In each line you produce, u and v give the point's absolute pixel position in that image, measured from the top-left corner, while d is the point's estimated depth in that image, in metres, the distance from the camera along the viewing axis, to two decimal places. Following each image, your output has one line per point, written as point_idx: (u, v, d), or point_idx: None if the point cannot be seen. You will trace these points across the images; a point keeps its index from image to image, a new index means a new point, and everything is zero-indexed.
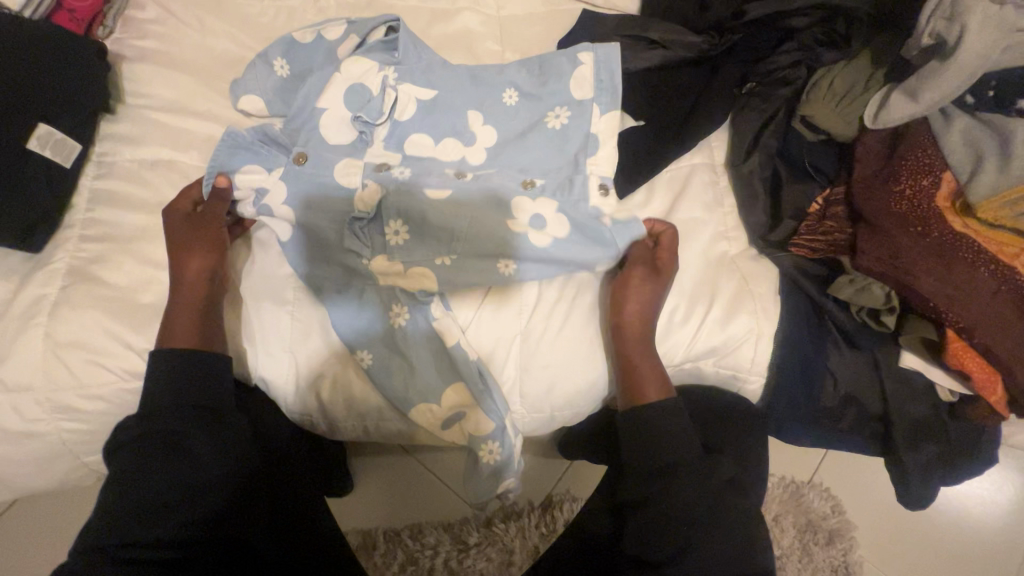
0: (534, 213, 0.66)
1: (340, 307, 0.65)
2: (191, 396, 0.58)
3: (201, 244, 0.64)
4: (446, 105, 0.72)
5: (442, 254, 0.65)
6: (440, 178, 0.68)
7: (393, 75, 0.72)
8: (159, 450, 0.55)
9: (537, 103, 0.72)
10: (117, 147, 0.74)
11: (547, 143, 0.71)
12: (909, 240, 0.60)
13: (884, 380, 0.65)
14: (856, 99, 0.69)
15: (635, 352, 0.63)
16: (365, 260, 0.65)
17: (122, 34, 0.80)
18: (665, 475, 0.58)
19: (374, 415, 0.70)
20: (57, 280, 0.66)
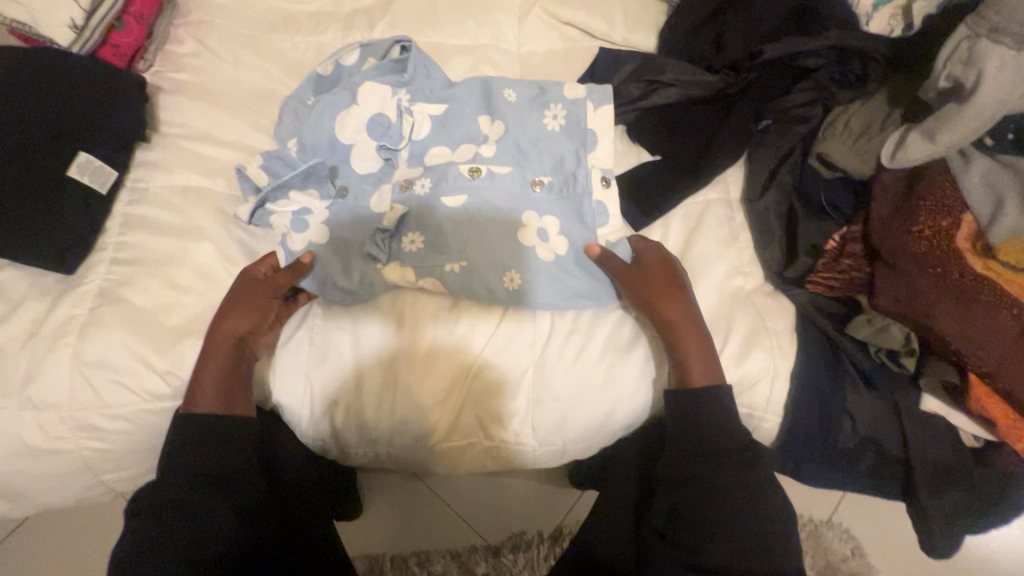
0: (539, 229, 0.69)
1: (364, 330, 0.68)
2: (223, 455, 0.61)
3: (247, 306, 0.66)
4: (458, 119, 0.75)
5: (451, 262, 0.67)
6: (457, 183, 0.69)
7: (406, 97, 0.75)
8: (198, 505, 0.57)
9: (536, 105, 0.75)
10: (150, 174, 0.77)
11: (560, 140, 0.74)
12: (927, 282, 0.59)
13: (905, 426, 0.62)
14: (874, 137, 0.70)
15: (680, 330, 0.63)
16: (379, 265, 0.69)
17: (161, 67, 0.85)
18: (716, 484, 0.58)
19: (387, 444, 0.69)
20: (87, 301, 0.69)
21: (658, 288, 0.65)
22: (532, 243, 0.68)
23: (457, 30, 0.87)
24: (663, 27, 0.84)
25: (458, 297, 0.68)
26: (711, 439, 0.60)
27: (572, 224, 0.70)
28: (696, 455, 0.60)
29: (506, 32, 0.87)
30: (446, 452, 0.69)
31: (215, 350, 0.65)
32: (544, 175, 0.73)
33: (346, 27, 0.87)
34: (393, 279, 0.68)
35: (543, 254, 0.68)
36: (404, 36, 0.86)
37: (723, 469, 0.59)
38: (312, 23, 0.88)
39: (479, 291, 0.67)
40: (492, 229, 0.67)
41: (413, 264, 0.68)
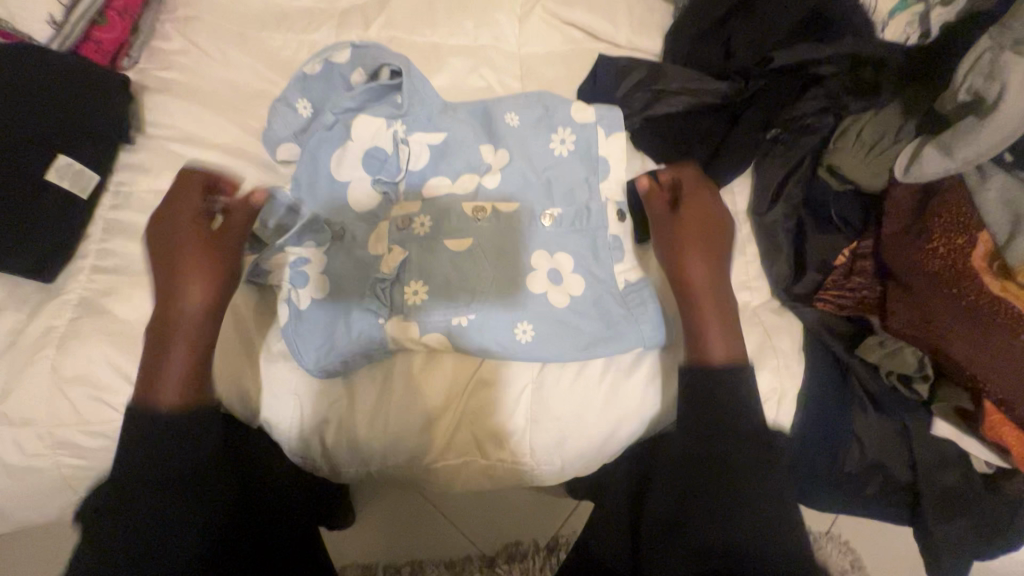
0: (552, 269, 0.68)
1: (355, 350, 0.65)
2: (183, 427, 0.56)
3: (204, 245, 0.61)
4: (458, 141, 0.73)
5: (456, 314, 0.65)
6: (459, 223, 0.68)
7: (401, 127, 0.73)
8: (171, 444, 0.55)
9: (540, 128, 0.74)
10: (134, 178, 0.74)
11: (568, 165, 0.72)
12: (942, 304, 0.58)
13: (913, 448, 0.60)
14: (887, 150, 0.68)
15: (703, 303, 0.62)
16: (381, 320, 0.65)
17: (147, 65, 0.81)
18: (713, 458, 0.56)
19: (377, 464, 0.66)
20: (67, 311, 0.66)
21: (707, 231, 0.64)
22: (541, 287, 0.67)
23: (455, 30, 0.84)
24: (669, 31, 0.81)
25: (457, 345, 0.65)
26: (711, 398, 0.58)
27: (587, 255, 0.69)
28: (697, 433, 0.57)
29: (507, 33, 0.84)
30: (440, 471, 0.67)
31: (185, 317, 0.60)
32: (554, 207, 0.71)
33: (340, 26, 0.84)
34: (395, 335, 0.65)
35: (557, 299, 0.67)
36: (401, 35, 0.83)
37: (721, 446, 0.56)
38: (305, 21, 0.84)
39: (488, 343, 0.65)
40: (492, 276, 0.66)
41: (412, 313, 0.65)
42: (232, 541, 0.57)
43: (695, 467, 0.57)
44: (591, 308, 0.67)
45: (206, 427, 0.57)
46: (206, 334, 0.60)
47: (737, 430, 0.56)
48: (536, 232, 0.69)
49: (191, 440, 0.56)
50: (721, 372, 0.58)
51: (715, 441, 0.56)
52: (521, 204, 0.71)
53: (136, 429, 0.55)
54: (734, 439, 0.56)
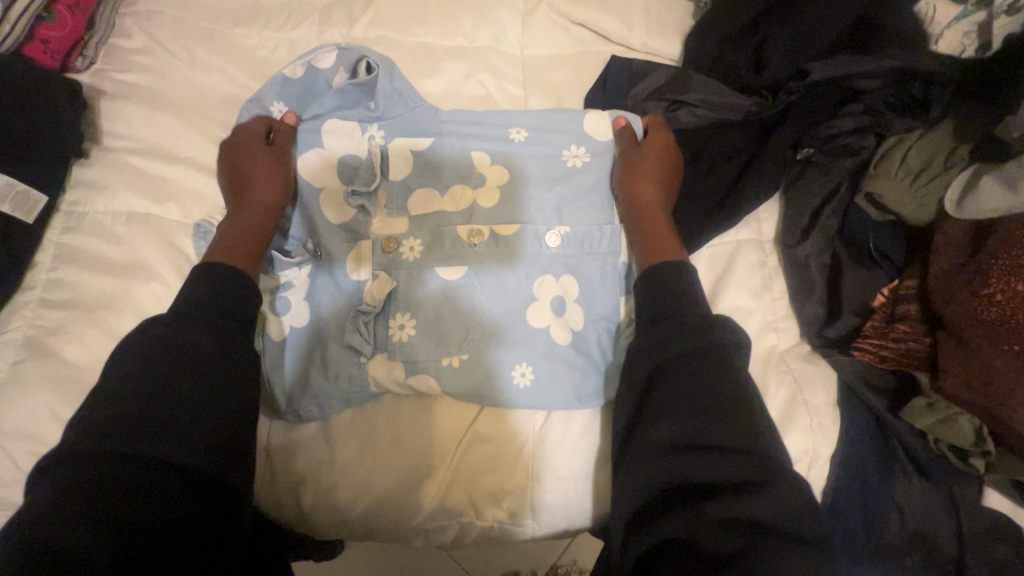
0: (556, 298, 0.60)
1: (334, 391, 0.58)
2: (193, 367, 0.47)
3: (267, 159, 0.64)
4: (448, 152, 0.65)
5: (449, 354, 0.58)
6: (454, 252, 0.61)
7: (377, 131, 0.66)
8: (167, 393, 0.45)
9: (549, 137, 0.66)
10: (88, 196, 0.66)
11: (580, 180, 0.65)
12: (1005, 362, 0.50)
13: (961, 522, 0.54)
14: (939, 177, 0.60)
15: (646, 199, 0.63)
16: (364, 360, 0.58)
17: (105, 66, 0.73)
18: (692, 390, 0.48)
19: (362, 525, 0.59)
20: (9, 354, 0.58)
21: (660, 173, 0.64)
22: (542, 321, 0.59)
23: (451, 30, 0.75)
24: (689, 36, 0.73)
25: (448, 388, 0.58)
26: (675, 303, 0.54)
27: (593, 285, 0.61)
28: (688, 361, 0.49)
29: (508, 34, 0.75)
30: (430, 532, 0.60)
31: (244, 219, 0.61)
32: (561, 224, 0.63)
33: (322, 22, 0.75)
34: (379, 378, 0.58)
35: (558, 334, 0.59)
36: (390, 34, 0.74)
37: (715, 394, 0.47)
38: (282, 16, 0.75)
39: (485, 385, 0.58)
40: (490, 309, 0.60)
41: (399, 354, 0.58)
42: (239, 492, 0.46)
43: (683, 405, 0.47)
44: (592, 348, 0.60)
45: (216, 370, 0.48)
46: (260, 225, 0.61)
47: (728, 377, 0.48)
48: (539, 260, 0.62)
49: (197, 377, 0.47)
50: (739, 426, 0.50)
51: (708, 376, 0.48)
52: (525, 224, 0.63)
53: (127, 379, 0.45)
54: (716, 379, 0.48)
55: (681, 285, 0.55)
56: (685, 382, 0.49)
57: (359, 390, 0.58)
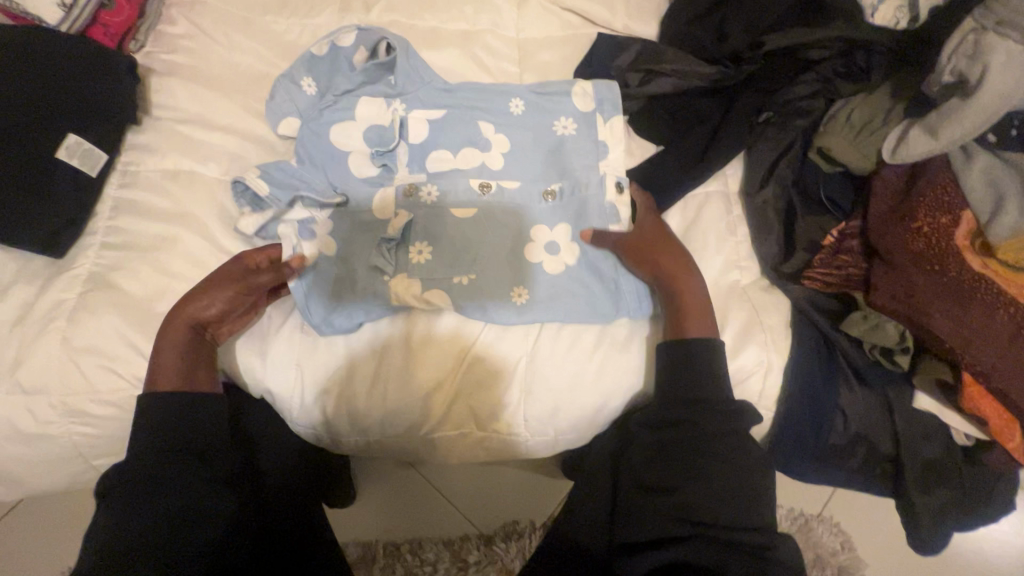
0: (549, 240, 0.70)
1: (352, 308, 0.67)
2: (160, 446, 0.57)
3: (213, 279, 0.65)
4: (456, 122, 0.76)
5: (457, 274, 0.68)
6: (468, 197, 0.72)
7: (400, 105, 0.76)
8: (152, 488, 0.55)
9: (544, 111, 0.77)
10: (140, 157, 0.76)
11: (571, 145, 0.75)
12: (926, 280, 0.59)
13: (895, 421, 0.62)
14: (878, 131, 0.69)
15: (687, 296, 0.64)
16: (386, 278, 0.68)
17: (153, 48, 0.83)
18: (674, 468, 0.57)
19: (378, 432, 0.68)
20: (77, 286, 0.68)
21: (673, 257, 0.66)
22: (537, 256, 0.70)
23: (455, 15, 0.85)
24: (663, 18, 0.83)
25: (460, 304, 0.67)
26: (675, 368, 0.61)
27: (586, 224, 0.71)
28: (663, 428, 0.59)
29: (504, 17, 0.85)
30: (437, 442, 0.70)
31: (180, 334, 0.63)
32: (555, 183, 0.73)
33: (341, 9, 0.85)
34: (400, 294, 0.67)
35: (551, 266, 0.69)
36: (401, 20, 0.85)
37: (694, 437, 0.58)
38: (306, 5, 0.86)
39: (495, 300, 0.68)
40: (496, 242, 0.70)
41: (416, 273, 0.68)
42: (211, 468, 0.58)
43: (651, 468, 0.59)
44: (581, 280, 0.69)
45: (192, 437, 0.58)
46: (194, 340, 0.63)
47: (697, 426, 0.59)
48: (535, 208, 0.72)
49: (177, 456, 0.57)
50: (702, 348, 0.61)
51: (682, 449, 0.58)
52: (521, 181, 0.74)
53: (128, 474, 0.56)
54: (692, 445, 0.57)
55: (703, 350, 0.60)
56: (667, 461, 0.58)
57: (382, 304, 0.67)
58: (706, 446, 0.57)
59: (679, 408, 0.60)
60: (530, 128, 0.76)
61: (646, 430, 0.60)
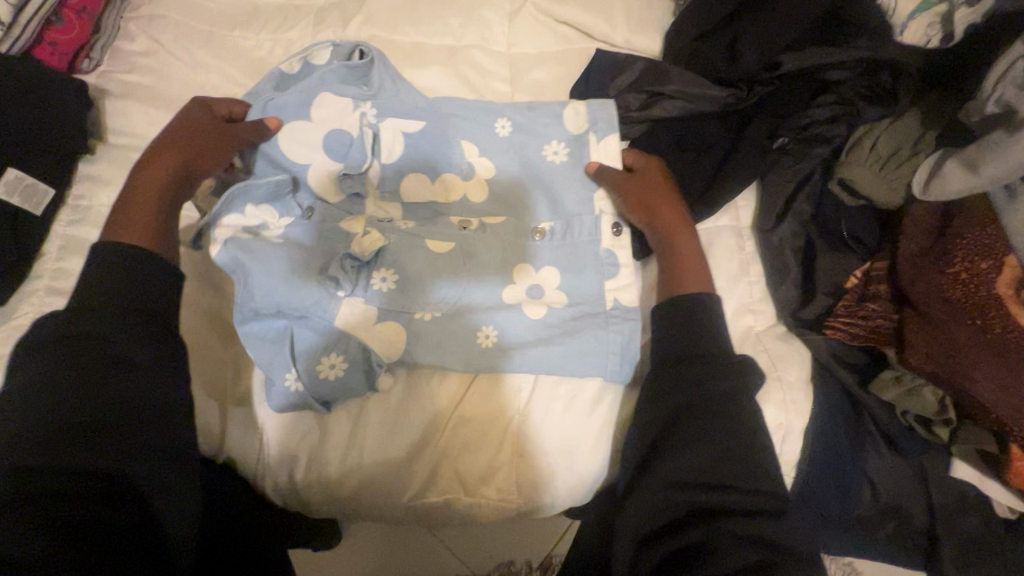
0: (532, 284, 0.64)
1: (302, 327, 0.59)
2: (82, 411, 0.45)
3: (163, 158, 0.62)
4: (433, 137, 0.69)
5: (424, 308, 0.61)
6: (447, 229, 0.64)
7: (371, 110, 0.68)
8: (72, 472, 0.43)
9: (532, 133, 0.70)
10: (93, 191, 0.69)
11: (561, 174, 0.68)
12: (966, 337, 0.53)
13: (931, 493, 0.57)
14: (907, 163, 0.62)
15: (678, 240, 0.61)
16: (338, 294, 0.59)
17: (110, 67, 0.76)
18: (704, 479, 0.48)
19: (355, 498, 0.62)
20: (18, 339, 0.61)
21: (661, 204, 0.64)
22: (515, 298, 0.63)
23: (440, 29, 0.78)
24: (668, 32, 0.76)
25: (439, 350, 0.60)
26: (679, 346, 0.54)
27: (580, 262, 0.65)
28: (679, 430, 0.50)
29: (494, 31, 0.78)
30: (421, 507, 0.63)
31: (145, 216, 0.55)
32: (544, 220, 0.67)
33: (316, 23, 0.78)
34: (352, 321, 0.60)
35: (533, 311, 0.62)
36: (381, 34, 0.77)
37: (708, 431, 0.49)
38: (278, 18, 0.79)
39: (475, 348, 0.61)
40: (489, 273, 0.63)
41: (384, 309, 0.61)
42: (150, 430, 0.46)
43: (685, 477, 0.48)
44: (574, 325, 0.62)
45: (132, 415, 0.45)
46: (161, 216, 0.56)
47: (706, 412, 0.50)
48: (522, 246, 0.65)
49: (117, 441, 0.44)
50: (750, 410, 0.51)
51: (691, 439, 0.49)
52: (506, 215, 0.67)
53: (29, 474, 0.42)
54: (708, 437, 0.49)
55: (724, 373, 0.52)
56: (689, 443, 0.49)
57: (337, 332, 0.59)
58: (722, 425, 0.50)
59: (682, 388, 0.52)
60: (516, 153, 0.69)
61: (663, 433, 0.50)
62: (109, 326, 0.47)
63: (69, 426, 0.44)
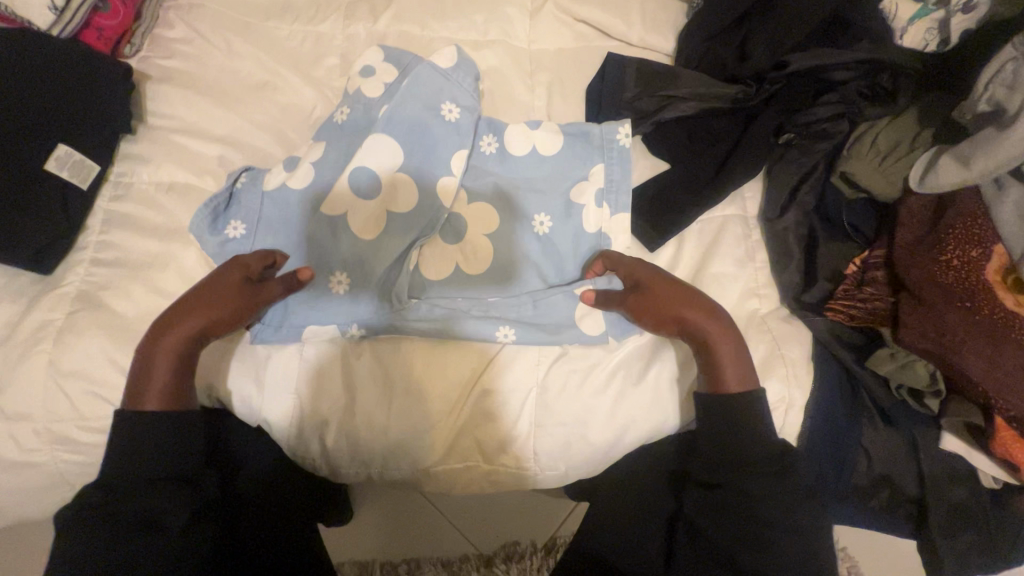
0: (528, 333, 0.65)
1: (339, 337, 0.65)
2: (138, 487, 0.55)
3: None
4: (428, 158, 0.70)
5: (431, 355, 0.65)
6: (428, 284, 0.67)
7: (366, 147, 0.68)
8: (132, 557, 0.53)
9: (525, 167, 0.72)
10: (134, 169, 0.73)
11: (548, 213, 0.70)
12: (956, 317, 0.57)
13: (921, 463, 0.62)
14: (905, 157, 0.66)
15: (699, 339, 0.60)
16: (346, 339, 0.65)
17: (150, 53, 0.80)
18: (757, 539, 0.57)
19: (381, 463, 0.66)
20: (64, 305, 0.65)
21: (691, 297, 0.61)
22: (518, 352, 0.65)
23: (465, 25, 0.82)
24: (682, 32, 0.80)
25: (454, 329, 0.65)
26: (735, 458, 0.59)
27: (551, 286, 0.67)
28: (735, 501, 0.58)
29: (517, 28, 0.82)
30: (441, 476, 0.67)
31: None
32: (529, 267, 0.69)
33: (347, 16, 0.82)
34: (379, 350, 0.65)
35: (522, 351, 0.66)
36: (409, 28, 0.81)
37: (765, 512, 0.57)
38: (311, 11, 0.83)
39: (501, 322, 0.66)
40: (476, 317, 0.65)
41: (391, 352, 0.65)
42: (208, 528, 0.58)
43: (746, 509, 0.58)
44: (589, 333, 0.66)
45: (158, 516, 0.55)
46: None
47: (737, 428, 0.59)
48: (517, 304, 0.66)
49: (147, 545, 0.53)
50: (741, 396, 0.59)
51: (737, 514, 0.58)
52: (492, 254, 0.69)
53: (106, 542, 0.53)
54: (759, 519, 0.57)
55: (742, 407, 0.58)
56: (746, 508, 0.58)
57: (360, 365, 0.65)
58: (775, 485, 0.58)
59: (718, 471, 0.59)
60: (505, 193, 0.71)
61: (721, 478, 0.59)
62: (168, 452, 0.58)
63: (134, 524, 0.54)
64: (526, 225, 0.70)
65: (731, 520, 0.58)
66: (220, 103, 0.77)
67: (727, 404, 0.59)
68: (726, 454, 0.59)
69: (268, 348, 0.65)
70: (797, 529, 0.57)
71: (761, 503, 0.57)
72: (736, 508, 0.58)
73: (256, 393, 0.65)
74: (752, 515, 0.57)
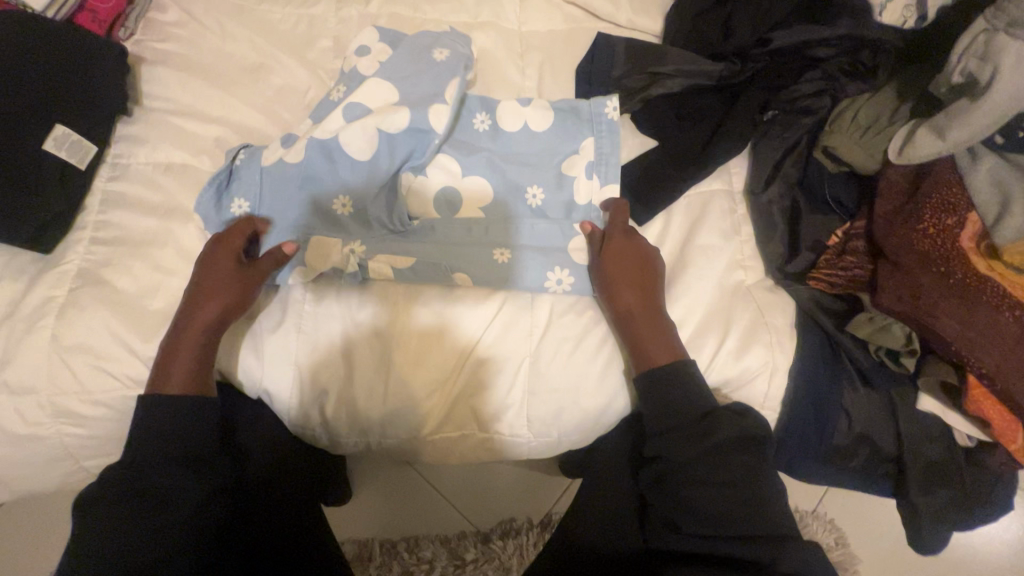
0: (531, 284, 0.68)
1: (343, 302, 0.67)
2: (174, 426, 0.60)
3: None
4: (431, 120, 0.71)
5: (432, 309, 0.67)
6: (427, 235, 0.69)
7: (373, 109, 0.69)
8: (170, 479, 0.58)
9: (519, 136, 0.74)
10: (131, 150, 0.74)
11: (542, 180, 0.72)
12: (931, 281, 0.59)
13: (899, 424, 0.65)
14: (884, 131, 0.68)
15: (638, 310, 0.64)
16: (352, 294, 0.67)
17: (144, 36, 0.80)
18: (693, 505, 0.59)
19: (378, 432, 0.67)
20: (66, 283, 0.66)
21: (639, 272, 0.66)
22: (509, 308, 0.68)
23: (456, 7, 0.83)
24: (669, 12, 0.82)
25: (450, 305, 0.67)
26: (659, 422, 0.61)
27: (552, 248, 0.69)
28: (672, 470, 0.61)
29: (507, 10, 0.83)
30: (438, 444, 0.69)
31: None
32: (525, 222, 0.70)
33: None
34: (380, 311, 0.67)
35: (517, 311, 0.68)
36: (401, 11, 0.83)
37: (701, 476, 0.59)
38: None
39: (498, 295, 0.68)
40: (477, 267, 0.67)
41: (393, 306, 0.67)
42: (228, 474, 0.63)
43: (686, 476, 0.60)
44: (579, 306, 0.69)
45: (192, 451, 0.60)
46: None
47: (663, 399, 0.61)
48: (520, 257, 0.68)
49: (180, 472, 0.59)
50: (669, 365, 0.62)
51: (674, 485, 0.60)
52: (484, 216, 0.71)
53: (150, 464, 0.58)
54: (701, 483, 0.59)
55: (678, 376, 0.61)
56: (681, 473, 0.60)
57: (362, 324, 0.67)
58: (707, 452, 0.59)
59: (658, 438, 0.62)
60: (502, 157, 0.73)
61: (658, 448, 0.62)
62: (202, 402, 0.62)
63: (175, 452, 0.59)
64: (520, 197, 0.72)
65: (675, 490, 0.60)
66: (214, 85, 0.78)
67: (666, 372, 0.61)
68: (658, 425, 0.62)
69: (263, 324, 0.67)
70: (735, 487, 0.58)
71: (697, 469, 0.59)
72: (680, 475, 0.60)
73: (257, 369, 0.66)
74: (691, 479, 0.59)
